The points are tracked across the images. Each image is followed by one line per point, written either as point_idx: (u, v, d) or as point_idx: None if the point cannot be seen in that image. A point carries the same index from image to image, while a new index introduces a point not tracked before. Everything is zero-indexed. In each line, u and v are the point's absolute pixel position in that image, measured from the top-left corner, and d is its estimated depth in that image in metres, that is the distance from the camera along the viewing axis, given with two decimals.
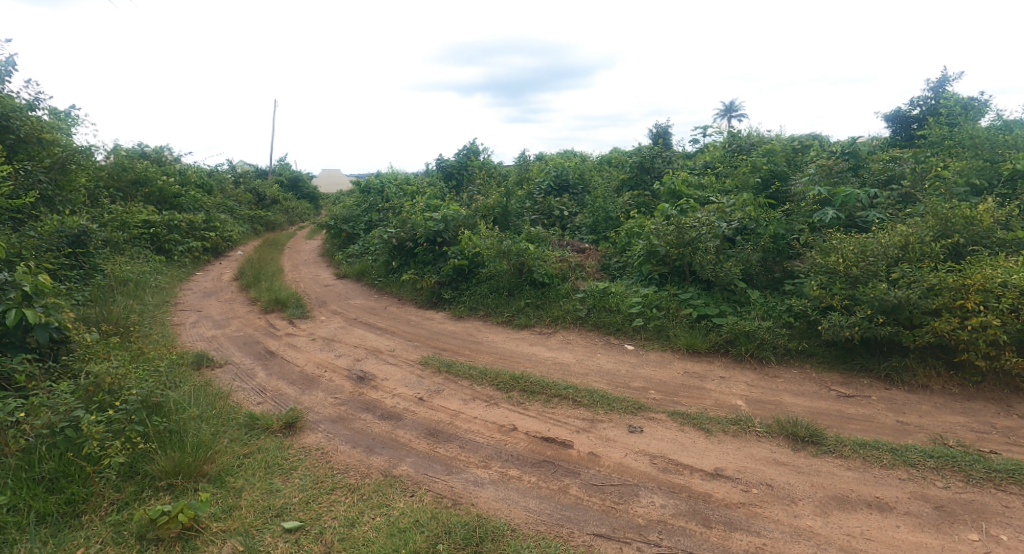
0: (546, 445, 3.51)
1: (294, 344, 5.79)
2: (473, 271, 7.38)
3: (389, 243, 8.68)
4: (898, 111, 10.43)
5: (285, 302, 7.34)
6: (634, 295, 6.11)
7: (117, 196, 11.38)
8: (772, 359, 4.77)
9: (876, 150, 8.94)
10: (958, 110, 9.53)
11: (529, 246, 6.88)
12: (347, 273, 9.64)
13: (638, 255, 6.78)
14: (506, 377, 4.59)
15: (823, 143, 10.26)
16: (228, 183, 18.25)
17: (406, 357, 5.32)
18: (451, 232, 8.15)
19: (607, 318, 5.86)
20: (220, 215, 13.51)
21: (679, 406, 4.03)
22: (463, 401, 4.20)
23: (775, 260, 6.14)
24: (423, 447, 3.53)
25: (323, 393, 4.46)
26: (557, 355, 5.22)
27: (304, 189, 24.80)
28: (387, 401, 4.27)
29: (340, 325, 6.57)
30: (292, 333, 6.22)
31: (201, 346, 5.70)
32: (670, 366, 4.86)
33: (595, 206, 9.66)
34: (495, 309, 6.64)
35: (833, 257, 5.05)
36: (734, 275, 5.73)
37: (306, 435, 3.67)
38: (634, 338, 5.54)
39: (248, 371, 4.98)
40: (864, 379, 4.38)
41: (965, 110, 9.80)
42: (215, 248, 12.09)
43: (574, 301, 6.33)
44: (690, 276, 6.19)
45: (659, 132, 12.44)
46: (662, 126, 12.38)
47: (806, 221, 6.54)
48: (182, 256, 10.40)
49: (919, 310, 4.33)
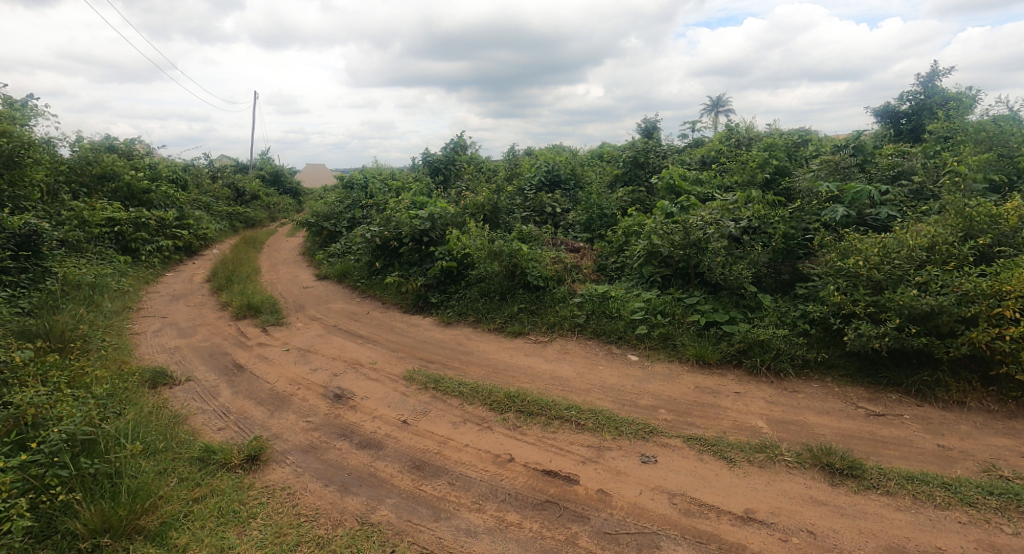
0: (548, 481, 3.07)
1: (265, 357, 5.27)
2: (462, 273, 6.95)
3: (372, 243, 8.18)
4: (887, 104, 10.20)
5: (259, 308, 6.80)
6: (636, 300, 5.69)
7: (81, 191, 10.69)
8: (790, 372, 4.38)
9: (879, 143, 8.63)
10: (957, 102, 9.27)
11: (522, 246, 6.44)
12: (328, 275, 9.13)
13: (638, 255, 6.40)
14: (500, 395, 4.13)
15: (821, 137, 9.93)
16: (205, 178, 17.54)
17: (389, 371, 4.85)
18: (439, 231, 7.64)
19: (608, 325, 5.43)
20: (194, 212, 12.86)
21: (695, 429, 3.60)
22: (452, 425, 3.75)
23: (784, 261, 5.77)
24: (407, 484, 3.08)
25: (295, 415, 3.97)
26: (555, 368, 4.78)
27: (285, 183, 24.03)
28: (367, 425, 3.80)
29: (317, 333, 6.07)
30: (265, 342, 5.70)
31: (162, 359, 5.17)
32: (679, 380, 4.45)
33: (589, 203, 9.24)
34: (486, 315, 6.18)
35: (853, 259, 4.65)
36: (744, 278, 5.32)
37: (271, 470, 3.19)
38: (637, 347, 5.11)
39: (211, 389, 4.46)
40: (891, 394, 3.98)
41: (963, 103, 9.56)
42: (188, 247, 11.47)
43: (571, 306, 5.89)
44: (695, 279, 5.78)
45: (649, 126, 12.09)
46: (654, 120, 12.01)
47: (816, 219, 6.13)
48: (150, 256, 9.78)
49: (952, 318, 3.94)
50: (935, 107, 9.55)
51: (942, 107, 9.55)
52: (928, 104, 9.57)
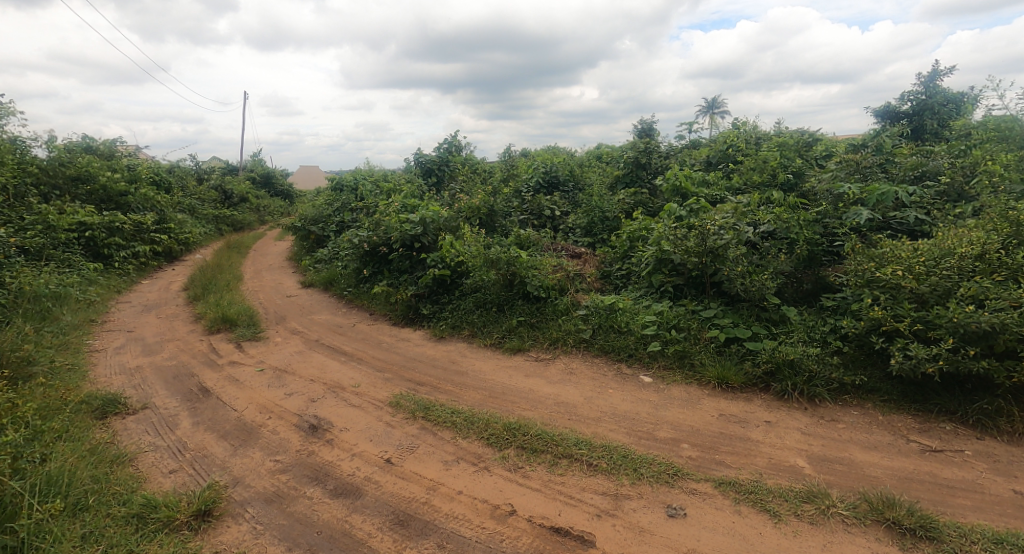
0: (557, 542, 2.57)
1: (235, 378, 4.72)
2: (456, 282, 6.43)
3: (360, 249, 7.67)
4: (886, 105, 9.81)
5: (234, 321, 6.25)
6: (647, 312, 5.19)
7: (52, 193, 10.11)
8: (826, 398, 3.88)
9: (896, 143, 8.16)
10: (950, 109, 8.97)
11: (521, 253, 5.93)
12: (314, 282, 8.62)
13: (646, 262, 5.91)
14: (499, 428, 3.61)
15: (831, 137, 9.47)
16: (190, 180, 16.95)
17: (373, 395, 4.32)
18: (431, 236, 7.11)
19: (617, 341, 4.92)
20: (176, 215, 12.29)
21: (726, 471, 3.09)
22: (443, 465, 3.23)
23: (807, 269, 5.29)
24: (388, 548, 2.57)
25: (261, 452, 3.43)
26: (559, 392, 4.28)
27: (276, 186, 23.45)
28: (344, 466, 3.27)
29: (296, 350, 5.53)
30: (238, 361, 5.15)
31: (119, 381, 4.62)
32: (700, 407, 3.95)
33: (590, 205, 8.75)
34: (482, 328, 5.67)
35: (893, 269, 4.15)
36: (768, 289, 4.81)
37: (224, 531, 2.66)
38: (650, 367, 4.61)
39: (168, 418, 3.91)
40: (946, 425, 3.49)
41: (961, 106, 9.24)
42: (168, 252, 10.92)
43: (575, 319, 5.38)
44: (711, 290, 5.29)
45: (645, 128, 11.63)
46: (651, 121, 11.57)
47: (839, 222, 5.65)
48: (124, 263, 9.21)
49: (1015, 338, 3.43)
50: (937, 108, 9.17)
51: (945, 108, 9.21)
52: (931, 104, 9.22)
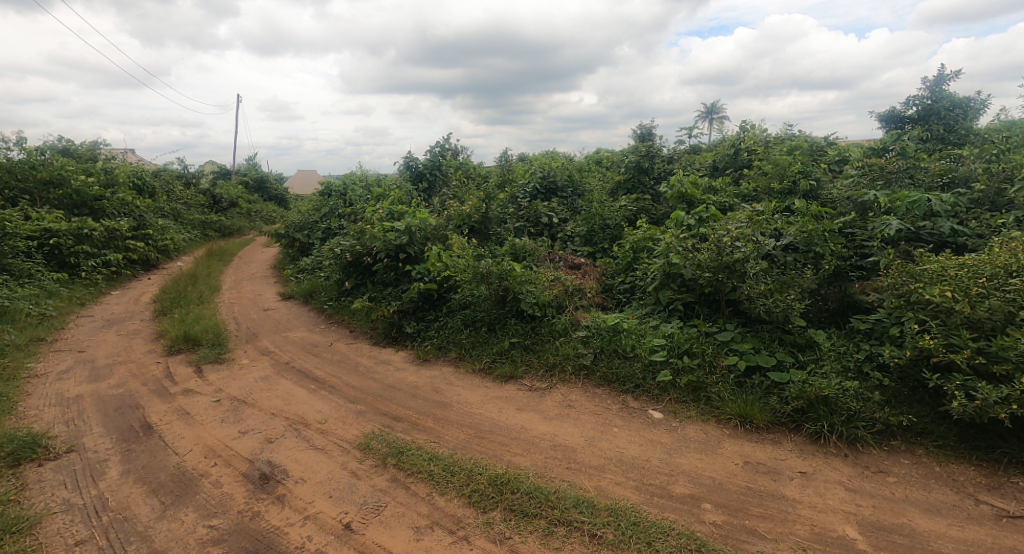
0: None
1: (186, 410, 4.13)
2: (443, 297, 5.86)
3: (342, 259, 7.10)
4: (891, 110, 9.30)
5: (198, 341, 5.65)
6: (655, 334, 4.62)
7: (20, 198, 9.53)
8: (869, 442, 3.30)
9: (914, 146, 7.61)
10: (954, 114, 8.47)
11: (515, 266, 5.35)
12: (294, 294, 8.04)
13: (653, 276, 5.34)
14: (483, 481, 3.03)
15: (843, 142, 8.92)
16: (176, 184, 16.36)
17: (341, 433, 3.74)
18: (418, 246, 6.54)
19: (621, 368, 4.35)
20: (156, 221, 11.69)
21: (760, 545, 2.52)
22: (414, 535, 2.66)
23: (832, 286, 4.73)
24: None
25: (194, 514, 2.84)
26: (557, 431, 3.71)
27: (270, 190, 22.86)
28: (293, 534, 2.69)
29: (262, 375, 4.94)
30: (193, 388, 4.55)
31: (50, 414, 4.02)
32: (721, 451, 3.37)
33: (589, 212, 8.19)
34: (470, 351, 5.09)
35: (944, 290, 3.58)
36: (793, 310, 4.23)
37: None
38: (660, 400, 4.03)
39: (94, 464, 3.32)
40: (1019, 481, 2.92)
41: (964, 111, 8.74)
42: (144, 260, 10.33)
43: (574, 341, 4.80)
44: (726, 309, 4.71)
45: (644, 132, 11.12)
46: (651, 126, 11.05)
47: (867, 233, 5.07)
48: (93, 272, 8.62)
49: None
50: (944, 112, 8.66)
51: (953, 113, 8.67)
52: (937, 109, 8.70)
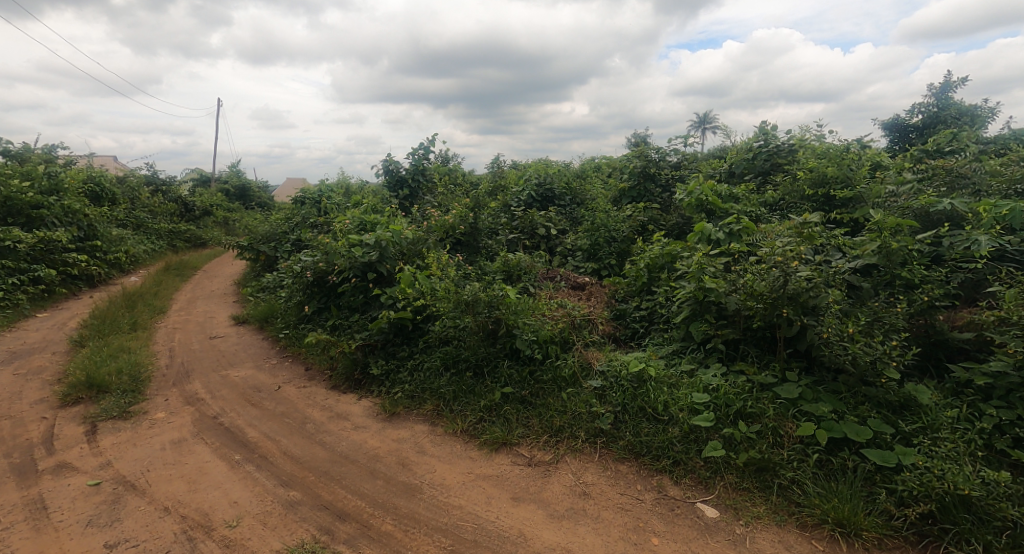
0: None
1: (44, 502, 2.93)
2: (419, 329, 4.68)
3: (302, 278, 5.91)
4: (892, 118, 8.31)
5: (105, 387, 4.43)
6: (694, 385, 3.47)
7: None
8: None
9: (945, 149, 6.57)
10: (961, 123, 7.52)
11: (508, 292, 4.21)
12: (250, 318, 6.84)
13: (682, 304, 4.19)
14: None
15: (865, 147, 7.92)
16: (143, 191, 15.08)
17: (253, 548, 2.56)
18: (390, 263, 5.37)
19: (654, 437, 3.20)
20: (108, 230, 10.43)
21: None
22: None
23: (921, 320, 3.61)
24: None
25: None
26: (570, 543, 2.56)
27: (253, 197, 21.62)
28: None
29: (175, 438, 3.73)
30: (71, 464, 3.35)
31: None
32: None
33: (593, 222, 7.08)
34: (451, 403, 3.93)
35: None
36: (889, 358, 3.10)
37: None
38: (711, 489, 2.88)
39: None
40: None
41: (970, 117, 7.82)
42: (88, 275, 9.07)
43: (586, 393, 3.65)
44: (786, 350, 3.58)
45: (639, 139, 10.14)
46: (645, 136, 10.06)
47: (955, 250, 3.96)
48: (15, 292, 7.36)
49: None
50: (952, 120, 7.74)
51: (961, 121, 7.75)
52: (943, 116, 7.73)
